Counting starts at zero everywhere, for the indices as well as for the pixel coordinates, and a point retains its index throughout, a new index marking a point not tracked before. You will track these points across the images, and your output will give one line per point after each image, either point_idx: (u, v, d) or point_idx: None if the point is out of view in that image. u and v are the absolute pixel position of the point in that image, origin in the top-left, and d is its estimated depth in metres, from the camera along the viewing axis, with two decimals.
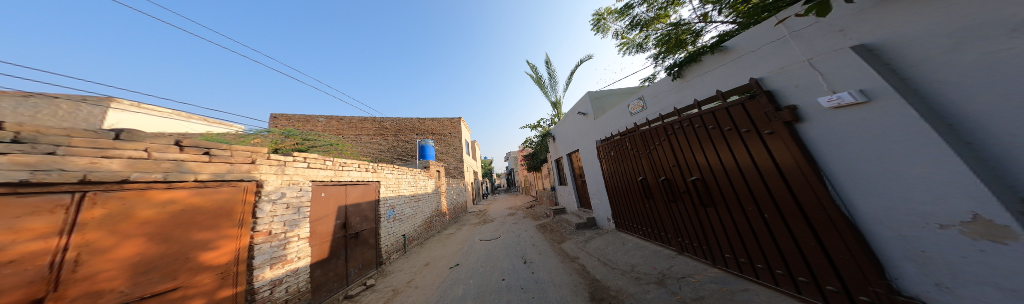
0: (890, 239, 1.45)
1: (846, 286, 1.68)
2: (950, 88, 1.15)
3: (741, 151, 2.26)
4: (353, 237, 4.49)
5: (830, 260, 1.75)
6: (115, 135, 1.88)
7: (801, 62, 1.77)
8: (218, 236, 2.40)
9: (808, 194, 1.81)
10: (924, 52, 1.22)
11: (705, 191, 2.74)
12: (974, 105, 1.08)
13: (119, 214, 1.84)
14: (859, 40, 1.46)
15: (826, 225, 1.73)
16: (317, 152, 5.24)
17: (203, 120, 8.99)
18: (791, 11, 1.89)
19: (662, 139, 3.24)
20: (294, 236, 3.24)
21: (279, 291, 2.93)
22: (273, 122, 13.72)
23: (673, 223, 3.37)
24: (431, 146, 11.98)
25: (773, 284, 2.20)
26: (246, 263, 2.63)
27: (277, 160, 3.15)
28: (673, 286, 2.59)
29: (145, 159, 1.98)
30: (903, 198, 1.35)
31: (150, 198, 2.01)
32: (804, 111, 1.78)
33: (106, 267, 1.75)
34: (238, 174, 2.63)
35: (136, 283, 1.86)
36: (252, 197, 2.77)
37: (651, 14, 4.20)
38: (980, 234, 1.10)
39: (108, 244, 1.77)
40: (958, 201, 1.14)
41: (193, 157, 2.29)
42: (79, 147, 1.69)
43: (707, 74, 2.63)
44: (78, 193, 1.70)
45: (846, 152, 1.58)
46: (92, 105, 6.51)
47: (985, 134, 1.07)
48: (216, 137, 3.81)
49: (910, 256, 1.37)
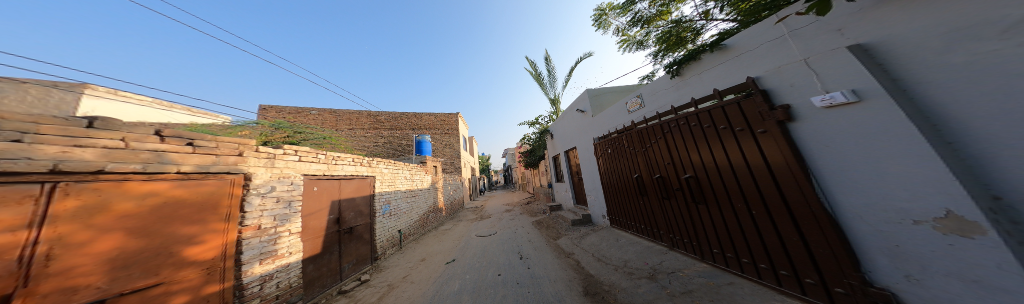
0: (866, 234, 1.51)
1: (824, 279, 1.75)
2: (936, 89, 1.18)
3: (733, 149, 2.29)
4: (347, 232, 4.42)
5: (811, 254, 1.81)
6: (87, 123, 1.79)
7: (798, 61, 1.78)
8: (203, 230, 2.32)
9: (794, 191, 1.85)
10: (917, 52, 1.24)
11: (697, 188, 2.79)
12: (958, 104, 1.11)
13: (95, 206, 1.76)
14: (856, 40, 1.47)
15: (809, 221, 1.79)
16: (308, 145, 5.15)
17: (186, 109, 8.62)
18: (791, 9, 1.89)
19: (659, 137, 3.26)
20: (285, 230, 3.17)
21: (270, 287, 2.88)
22: (263, 114, 13.26)
23: (666, 220, 3.43)
24: (429, 141, 11.86)
25: (757, 277, 2.28)
26: (234, 258, 2.57)
27: (267, 152, 3.05)
28: (664, 281, 2.65)
29: (122, 149, 1.88)
30: (882, 195, 1.40)
31: (128, 190, 1.91)
32: (796, 110, 1.81)
33: (82, 261, 1.67)
34: (225, 167, 2.53)
35: (115, 279, 1.79)
36: (239, 190, 2.68)
37: (654, 10, 4.16)
38: (951, 229, 1.15)
39: (82, 238, 1.68)
40: (932, 197, 1.19)
41: (175, 148, 2.19)
42: (49, 135, 1.59)
43: (705, 73, 2.63)
44: (48, 183, 1.59)
45: (833, 151, 1.62)
46: (65, 91, 6.08)
47: (964, 134, 1.10)
48: (200, 128, 3.65)
49: (884, 250, 1.43)
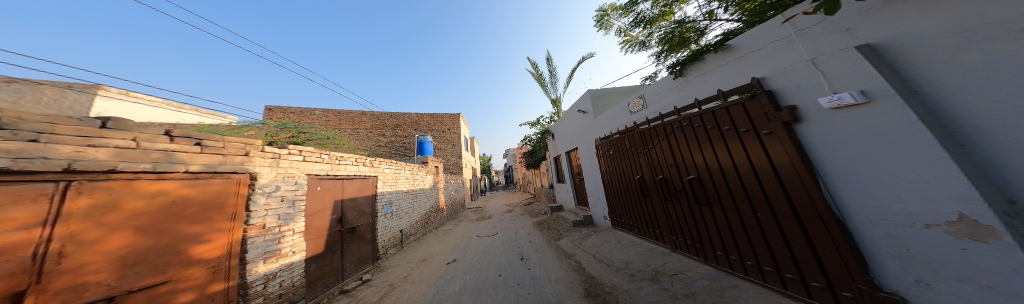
0: (876, 237, 1.49)
1: (831, 282, 1.73)
2: (949, 90, 1.16)
3: (738, 150, 2.27)
4: (349, 232, 4.45)
5: (818, 258, 1.79)
6: (102, 123, 1.83)
7: (804, 61, 1.77)
8: (210, 229, 2.35)
9: (801, 193, 1.83)
10: (928, 53, 1.23)
11: (701, 189, 2.76)
12: (972, 106, 1.09)
13: (107, 204, 1.79)
14: (865, 40, 1.46)
15: (816, 223, 1.77)
16: (312, 145, 5.20)
17: (195, 110, 8.76)
18: (798, 9, 1.87)
19: (662, 138, 3.24)
20: (289, 230, 3.20)
21: (273, 286, 2.91)
22: (267, 114, 13.39)
23: (669, 221, 3.41)
24: (430, 141, 11.91)
25: (761, 280, 2.26)
26: (239, 257, 2.60)
27: (272, 152, 3.08)
28: (666, 283, 2.64)
29: (133, 149, 1.92)
30: (891, 198, 1.39)
31: (138, 189, 1.95)
32: (803, 111, 1.79)
33: (93, 259, 1.70)
34: (231, 167, 2.57)
35: (123, 276, 1.82)
36: (245, 190, 2.71)
37: (656, 11, 4.16)
38: (965, 234, 1.13)
39: (94, 236, 1.72)
40: (944, 200, 1.17)
41: (184, 148, 2.23)
42: (64, 134, 1.63)
43: (710, 73, 2.62)
44: (62, 182, 1.63)
45: (841, 153, 1.60)
46: (78, 92, 6.18)
47: (979, 136, 1.08)
48: (207, 128, 3.70)
49: (893, 253, 1.41)
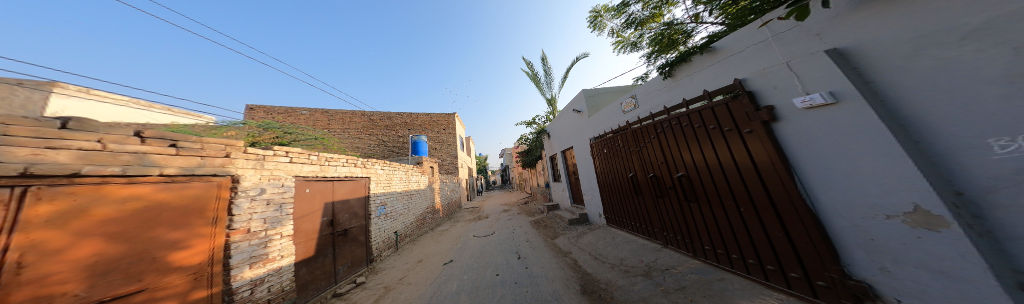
0: (846, 228, 1.57)
1: (807, 272, 1.81)
2: (905, 91, 1.23)
3: (724, 149, 2.33)
4: (341, 234, 4.36)
5: (795, 249, 1.87)
6: (61, 123, 1.70)
7: (780, 64, 1.84)
8: (189, 234, 2.26)
9: (779, 189, 1.91)
10: (886, 56, 1.30)
11: (689, 187, 2.83)
12: (922, 104, 1.17)
13: (71, 211, 1.69)
14: (833, 45, 1.53)
15: (793, 217, 1.85)
16: (298, 146, 5.02)
17: (167, 110, 8.15)
18: (774, 14, 1.95)
19: (652, 138, 3.32)
20: (275, 234, 3.11)
21: (260, 291, 2.82)
22: (250, 115, 12.78)
23: (660, 218, 3.49)
24: (424, 141, 11.71)
25: (745, 273, 2.34)
26: (223, 263, 2.50)
27: (256, 154, 2.98)
28: (658, 278, 2.70)
29: (100, 151, 1.81)
30: (858, 191, 1.46)
31: (108, 194, 1.85)
32: (780, 111, 1.86)
33: (58, 268, 1.60)
34: (211, 169, 2.47)
35: (94, 286, 1.72)
36: (226, 193, 2.60)
37: (647, 12, 4.22)
38: (920, 223, 1.21)
39: (57, 245, 1.61)
40: (901, 193, 1.25)
41: (158, 150, 2.13)
42: (19, 136, 1.51)
43: (696, 74, 2.68)
44: (19, 188, 1.51)
45: (815, 150, 1.68)
46: (31, 89, 5.35)
47: (932, 134, 1.15)
48: (184, 129, 3.50)
49: (861, 244, 1.49)
